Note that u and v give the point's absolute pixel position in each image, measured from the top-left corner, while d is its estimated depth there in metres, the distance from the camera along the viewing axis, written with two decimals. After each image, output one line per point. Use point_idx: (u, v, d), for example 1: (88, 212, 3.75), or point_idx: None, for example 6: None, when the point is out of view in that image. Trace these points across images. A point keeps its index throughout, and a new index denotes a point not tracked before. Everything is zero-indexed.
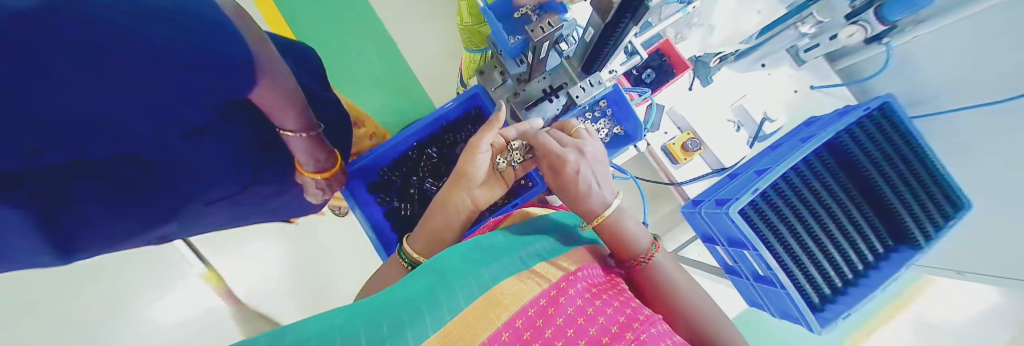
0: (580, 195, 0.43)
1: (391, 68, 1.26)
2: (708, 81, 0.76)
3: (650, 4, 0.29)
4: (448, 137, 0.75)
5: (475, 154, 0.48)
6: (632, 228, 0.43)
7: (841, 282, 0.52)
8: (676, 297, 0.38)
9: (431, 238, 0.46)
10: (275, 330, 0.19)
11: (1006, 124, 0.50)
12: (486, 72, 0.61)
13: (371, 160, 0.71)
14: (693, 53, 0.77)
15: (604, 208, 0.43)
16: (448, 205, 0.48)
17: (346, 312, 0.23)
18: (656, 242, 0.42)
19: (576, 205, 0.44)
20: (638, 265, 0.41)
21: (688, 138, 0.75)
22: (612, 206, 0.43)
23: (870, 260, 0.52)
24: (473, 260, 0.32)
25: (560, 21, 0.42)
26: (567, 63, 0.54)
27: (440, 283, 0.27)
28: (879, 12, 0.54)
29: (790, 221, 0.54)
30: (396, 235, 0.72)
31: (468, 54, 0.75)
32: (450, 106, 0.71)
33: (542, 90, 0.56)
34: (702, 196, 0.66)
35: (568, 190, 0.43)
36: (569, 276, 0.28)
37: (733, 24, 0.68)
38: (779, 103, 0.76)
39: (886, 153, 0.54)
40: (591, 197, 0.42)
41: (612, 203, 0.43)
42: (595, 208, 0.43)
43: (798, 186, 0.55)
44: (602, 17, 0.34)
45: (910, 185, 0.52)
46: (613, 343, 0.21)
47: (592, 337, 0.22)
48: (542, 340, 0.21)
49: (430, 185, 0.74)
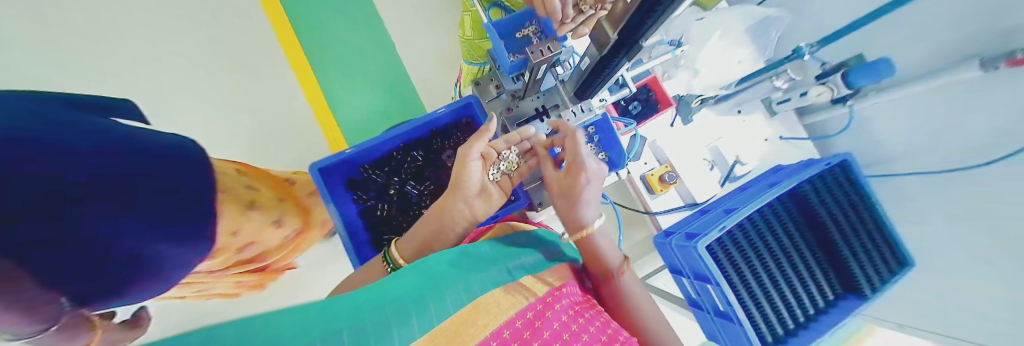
0: (575, 204, 0.45)
1: (385, 66, 1.24)
2: (689, 119, 0.80)
3: (643, 44, 0.32)
4: (436, 142, 0.74)
5: (466, 164, 0.47)
6: (605, 244, 0.45)
7: (793, 324, 0.55)
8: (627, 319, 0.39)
9: (417, 240, 0.46)
10: (246, 317, 0.17)
11: (960, 192, 0.55)
12: (481, 84, 0.63)
13: (354, 156, 0.69)
14: (677, 92, 0.81)
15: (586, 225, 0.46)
16: (443, 209, 0.47)
17: (323, 307, 0.22)
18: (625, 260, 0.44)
19: (565, 213, 0.48)
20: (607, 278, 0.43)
21: (665, 171, 0.79)
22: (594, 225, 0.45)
23: (820, 305, 0.56)
24: (460, 267, 0.31)
25: (560, 47, 0.43)
26: (562, 86, 0.56)
27: (425, 287, 0.26)
28: (846, 77, 0.61)
29: (752, 261, 0.57)
30: (370, 236, 0.70)
31: (467, 65, 0.76)
32: (441, 113, 0.69)
33: (535, 108, 0.57)
34: (674, 227, 0.69)
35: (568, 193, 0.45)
36: (554, 292, 0.29)
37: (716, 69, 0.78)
38: (750, 149, 0.81)
39: (841, 207, 0.59)
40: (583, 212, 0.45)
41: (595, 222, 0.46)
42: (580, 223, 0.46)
43: (761, 227, 0.59)
44: (599, 48, 0.36)
45: (860, 238, 0.57)
46: None
47: None
48: None
49: (412, 187, 0.72)
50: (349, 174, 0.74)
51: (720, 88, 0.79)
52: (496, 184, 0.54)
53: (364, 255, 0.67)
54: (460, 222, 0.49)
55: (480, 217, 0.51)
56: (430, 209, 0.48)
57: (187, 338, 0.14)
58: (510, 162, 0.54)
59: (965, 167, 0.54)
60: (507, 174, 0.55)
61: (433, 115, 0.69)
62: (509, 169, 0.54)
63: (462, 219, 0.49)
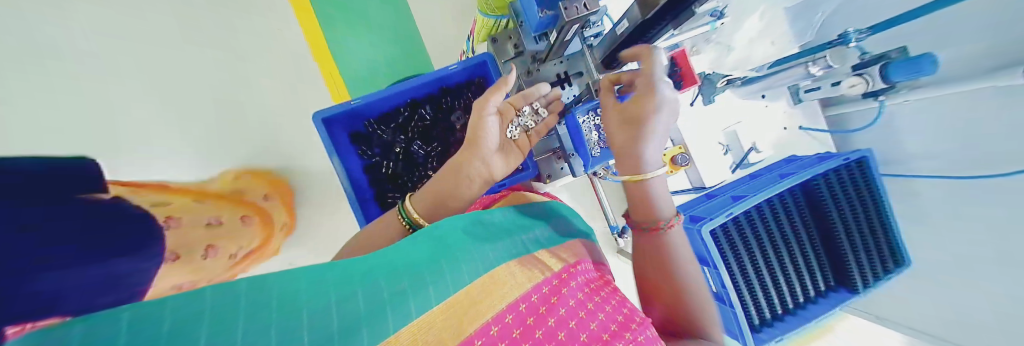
0: (639, 138, 0.39)
1: (392, 15, 1.17)
2: (711, 100, 0.75)
3: (695, 9, 0.29)
4: (445, 101, 0.71)
5: (483, 119, 0.45)
6: (659, 194, 0.41)
7: (782, 310, 0.58)
8: (673, 277, 0.38)
9: (433, 198, 0.45)
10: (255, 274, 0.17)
11: (975, 202, 0.55)
12: (499, 41, 0.61)
13: (362, 108, 0.66)
14: (702, 70, 0.76)
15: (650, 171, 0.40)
16: (461, 169, 0.46)
17: (338, 265, 0.21)
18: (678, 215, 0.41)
19: (625, 152, 0.41)
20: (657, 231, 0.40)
21: (678, 152, 0.75)
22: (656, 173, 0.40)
23: (812, 295, 0.58)
24: (476, 234, 0.31)
25: (597, 5, 0.39)
26: (588, 51, 0.52)
27: (441, 252, 0.26)
28: (886, 70, 0.56)
29: (753, 249, 0.57)
30: (374, 192, 0.69)
31: (483, 17, 0.69)
32: (453, 70, 0.65)
33: (556, 74, 0.54)
34: (678, 209, 0.69)
35: (635, 127, 0.38)
36: (570, 268, 0.29)
37: (748, 48, 0.75)
38: (768, 137, 0.78)
39: (852, 202, 0.58)
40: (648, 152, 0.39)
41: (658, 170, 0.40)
42: (642, 167, 0.40)
43: (768, 217, 0.58)
44: (642, 11, 0.32)
45: (864, 235, 0.58)
46: (613, 341, 0.22)
47: (593, 333, 0.23)
48: (545, 329, 0.22)
49: (418, 147, 0.71)
50: (352, 127, 0.71)
51: (750, 70, 0.74)
52: (514, 142, 0.52)
53: (369, 210, 0.68)
54: (476, 183, 0.48)
55: (497, 177, 0.50)
56: (445, 166, 0.47)
57: (201, 296, 0.14)
58: (533, 120, 0.51)
59: (997, 174, 0.51)
60: (527, 132, 0.52)
61: (444, 72, 0.65)
62: (530, 126, 0.51)
63: (479, 179, 0.48)
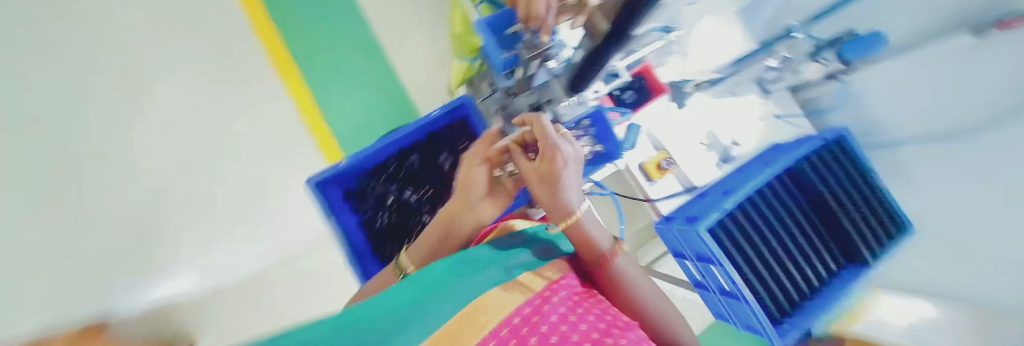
0: (555, 195, 0.39)
1: (375, 68, 1.20)
2: (684, 104, 0.80)
3: (637, 34, 0.32)
4: (432, 146, 0.74)
5: (472, 171, 0.45)
6: (594, 231, 0.41)
7: (799, 298, 0.56)
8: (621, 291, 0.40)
9: (428, 248, 0.47)
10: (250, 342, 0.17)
11: (956, 159, 0.56)
12: (475, 83, 0.67)
13: (353, 165, 0.68)
14: (671, 78, 0.80)
15: (575, 212, 0.40)
16: (455, 219, 0.47)
17: (328, 322, 0.22)
18: (617, 243, 0.43)
19: (548, 203, 0.41)
20: (603, 265, 0.41)
21: (663, 158, 0.79)
22: (582, 210, 0.41)
23: (824, 277, 0.57)
24: (460, 269, 0.32)
25: (551, 40, 0.43)
26: (553, 81, 0.57)
27: (424, 291, 0.27)
28: None
29: (753, 239, 0.57)
30: (372, 246, 0.69)
31: (457, 63, 0.75)
32: (437, 114, 0.69)
33: (528, 105, 0.58)
34: (673, 213, 0.69)
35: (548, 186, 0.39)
36: (553, 285, 0.29)
37: (706, 52, 0.79)
38: (746, 131, 0.81)
39: (836, 176, 0.60)
40: (565, 201, 0.39)
41: (582, 207, 0.42)
42: (567, 211, 0.40)
43: (759, 204, 0.59)
44: (591, 40, 0.36)
45: (860, 208, 0.58)
46: None
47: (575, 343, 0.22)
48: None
49: (410, 194, 0.73)
50: (345, 186, 0.73)
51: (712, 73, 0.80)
52: (500, 185, 0.52)
53: (370, 268, 0.66)
54: (470, 227, 0.49)
55: (487, 220, 0.51)
56: (439, 213, 0.49)
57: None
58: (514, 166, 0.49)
59: (974, 130, 0.52)
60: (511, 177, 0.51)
61: (428, 118, 0.69)
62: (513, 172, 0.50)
63: (472, 224, 0.49)
